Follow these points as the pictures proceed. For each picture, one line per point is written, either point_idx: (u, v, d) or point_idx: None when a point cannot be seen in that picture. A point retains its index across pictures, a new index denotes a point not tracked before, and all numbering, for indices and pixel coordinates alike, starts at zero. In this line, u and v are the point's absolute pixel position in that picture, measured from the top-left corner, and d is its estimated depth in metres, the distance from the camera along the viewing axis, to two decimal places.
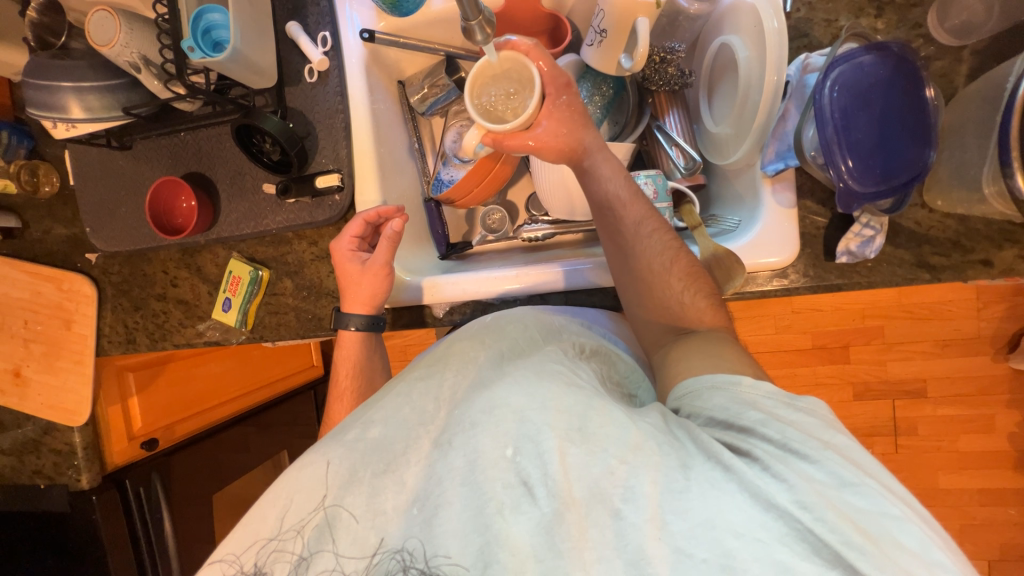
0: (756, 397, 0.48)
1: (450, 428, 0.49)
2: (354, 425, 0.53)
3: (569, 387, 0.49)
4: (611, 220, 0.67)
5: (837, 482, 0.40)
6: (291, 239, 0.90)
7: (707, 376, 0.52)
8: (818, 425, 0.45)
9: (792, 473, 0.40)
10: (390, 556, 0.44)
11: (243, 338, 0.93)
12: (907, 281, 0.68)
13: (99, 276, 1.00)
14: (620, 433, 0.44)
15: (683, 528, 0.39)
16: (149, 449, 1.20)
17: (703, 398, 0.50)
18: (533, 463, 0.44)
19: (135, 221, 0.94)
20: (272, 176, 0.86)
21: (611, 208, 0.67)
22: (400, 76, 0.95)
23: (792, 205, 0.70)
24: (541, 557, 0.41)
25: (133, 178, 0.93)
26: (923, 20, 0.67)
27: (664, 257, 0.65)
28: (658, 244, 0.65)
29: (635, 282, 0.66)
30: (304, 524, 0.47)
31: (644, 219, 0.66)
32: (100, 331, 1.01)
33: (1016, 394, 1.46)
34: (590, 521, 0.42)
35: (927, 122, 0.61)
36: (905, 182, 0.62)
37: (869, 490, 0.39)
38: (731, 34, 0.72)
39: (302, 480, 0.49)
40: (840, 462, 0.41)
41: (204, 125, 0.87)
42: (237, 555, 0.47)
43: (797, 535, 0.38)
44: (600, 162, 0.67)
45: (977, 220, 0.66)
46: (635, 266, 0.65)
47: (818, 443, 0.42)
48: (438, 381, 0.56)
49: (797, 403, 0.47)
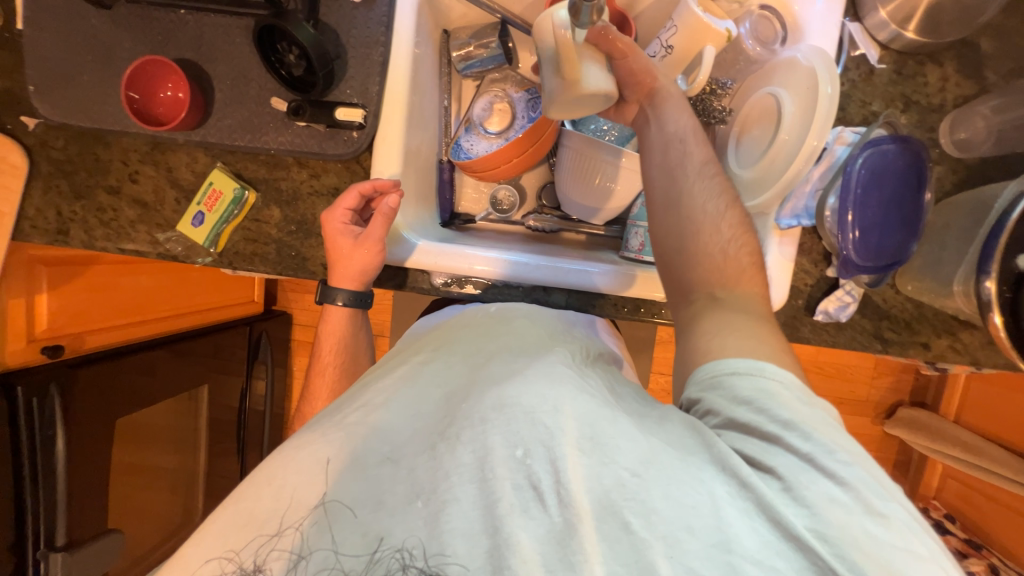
0: (782, 389, 0.47)
1: (457, 422, 0.49)
2: (353, 408, 0.53)
3: (580, 394, 0.49)
4: (671, 158, 0.65)
5: (861, 508, 0.41)
6: (289, 164, 0.81)
7: (731, 361, 0.51)
8: (837, 431, 0.46)
9: (814, 499, 0.41)
10: (390, 554, 0.43)
11: (208, 260, 0.83)
12: (863, 347, 0.78)
13: (34, 147, 0.84)
14: (634, 446, 0.45)
15: (696, 548, 0.41)
16: (52, 357, 1.04)
17: (722, 385, 0.50)
18: (544, 467, 0.44)
19: (97, 94, 0.80)
20: (286, 91, 0.77)
21: (674, 145, 0.65)
22: (445, 25, 0.89)
23: (790, 259, 0.76)
24: (551, 567, 0.42)
25: (105, 45, 0.79)
26: (936, 126, 0.75)
27: (715, 200, 0.62)
28: (712, 187, 0.63)
29: (679, 221, 0.61)
30: (303, 519, 0.46)
31: (702, 163, 0.64)
32: (23, 211, 0.85)
33: (882, 454, 1.72)
34: (602, 533, 0.42)
35: (919, 215, 0.70)
36: (886, 265, 0.70)
37: (890, 516, 0.41)
38: (779, 86, 0.76)
39: (302, 463, 0.48)
40: (861, 482, 0.42)
41: (215, 10, 0.76)
42: (236, 551, 0.46)
43: (814, 569, 0.40)
44: (668, 102, 0.68)
45: (929, 309, 0.76)
46: (681, 204, 0.62)
47: (844, 456, 0.43)
48: (445, 365, 0.59)
49: (813, 400, 0.48)
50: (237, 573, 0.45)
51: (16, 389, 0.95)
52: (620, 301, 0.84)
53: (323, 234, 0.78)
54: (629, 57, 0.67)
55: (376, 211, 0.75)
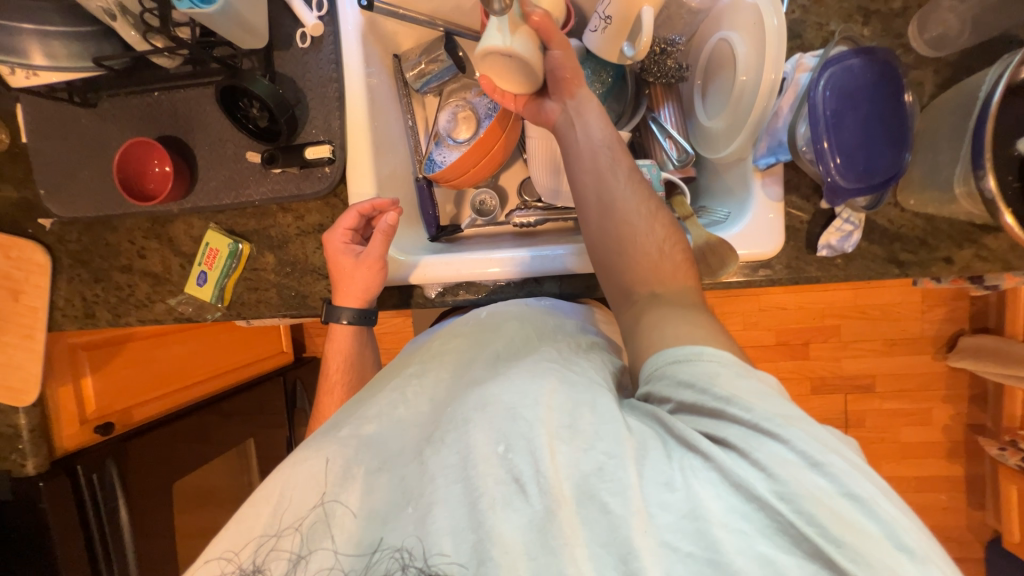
0: (718, 366, 0.48)
1: (444, 426, 0.51)
2: (349, 422, 0.55)
3: (562, 384, 0.51)
4: (596, 164, 0.68)
5: (805, 462, 0.40)
6: (274, 211, 0.86)
7: (670, 350, 0.52)
8: (778, 399, 0.46)
9: (769, 461, 0.41)
10: (390, 554, 0.45)
11: (218, 315, 0.88)
12: (878, 275, 0.73)
13: (54, 244, 0.92)
14: (609, 430, 0.45)
15: (668, 521, 0.41)
16: (104, 434, 1.12)
17: (665, 373, 0.51)
18: (524, 459, 0.45)
19: (99, 185, 0.87)
20: (258, 143, 0.82)
21: (596, 151, 0.69)
22: (395, 50, 0.93)
23: (779, 199, 0.73)
24: (533, 554, 0.42)
25: (97, 139, 0.86)
26: (905, 31, 0.71)
27: (642, 202, 0.65)
28: (640, 190, 0.66)
29: (612, 223, 0.65)
30: (302, 520, 0.48)
31: (628, 168, 0.68)
32: (54, 303, 0.93)
33: (951, 390, 1.59)
34: (582, 517, 0.43)
35: (905, 125, 0.65)
36: (882, 182, 0.66)
37: (834, 469, 0.40)
38: (729, 30, 0.75)
39: (300, 475, 0.50)
40: (807, 440, 0.41)
41: (183, 85, 0.82)
42: (234, 552, 0.48)
43: (779, 527, 0.40)
44: (588, 113, 0.72)
45: (942, 221, 0.71)
46: (612, 208, 0.66)
47: (782, 420, 0.43)
48: (433, 378, 0.60)
49: (751, 372, 0.48)
50: (237, 573, 0.47)
51: (77, 468, 1.02)
52: None
53: (325, 253, 0.81)
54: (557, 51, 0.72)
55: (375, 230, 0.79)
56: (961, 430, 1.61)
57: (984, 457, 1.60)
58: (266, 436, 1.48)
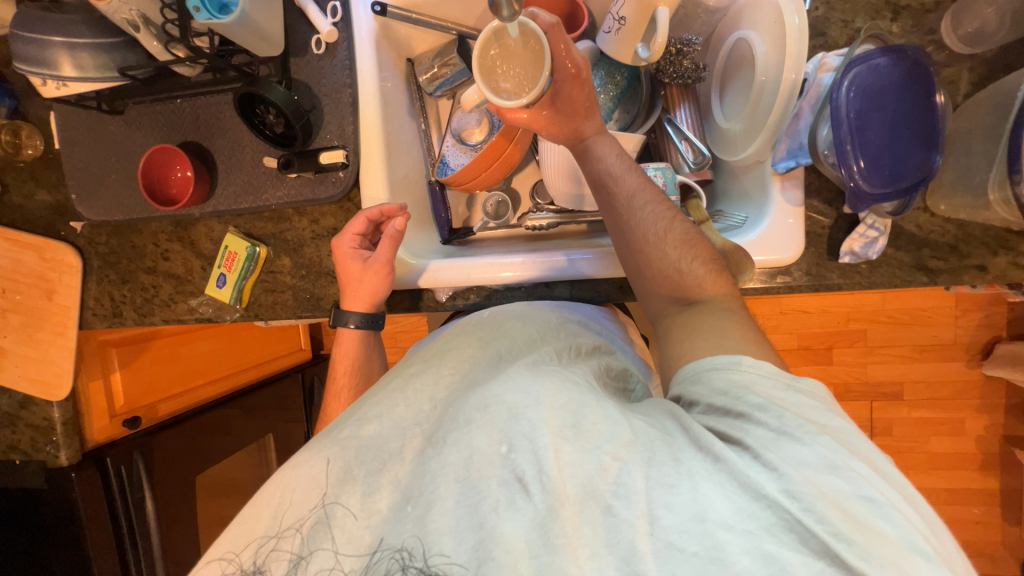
0: (755, 380, 0.49)
1: (445, 426, 0.51)
2: (348, 423, 0.56)
3: (564, 383, 0.50)
4: (606, 195, 0.71)
5: (824, 466, 0.41)
6: (290, 215, 0.87)
7: (708, 359, 0.54)
8: (817, 408, 0.47)
9: (782, 462, 0.41)
10: (390, 555, 0.44)
11: (237, 315, 0.90)
12: (905, 283, 0.70)
13: (85, 246, 0.96)
14: (613, 431, 0.45)
15: (673, 522, 0.40)
16: (131, 428, 1.16)
17: (702, 379, 0.53)
18: (527, 459, 0.44)
19: (125, 189, 0.90)
20: (274, 149, 0.84)
21: (605, 184, 0.71)
22: (409, 54, 0.94)
23: (799, 204, 0.71)
24: (535, 555, 0.41)
25: (124, 145, 0.89)
26: (936, 27, 0.68)
27: (658, 227, 0.67)
28: (659, 211, 0.68)
29: (631, 251, 0.68)
30: (302, 521, 0.49)
31: (641, 194, 0.69)
32: (85, 303, 0.97)
33: (987, 400, 1.51)
34: (586, 518, 0.42)
35: (937, 127, 0.62)
36: (910, 186, 0.62)
37: (852, 473, 0.40)
38: (749, 29, 0.73)
39: (301, 477, 0.51)
40: (831, 446, 0.42)
41: (204, 92, 0.84)
42: (236, 553, 0.50)
43: (785, 525, 0.39)
44: (596, 144, 0.74)
45: (975, 226, 0.67)
46: (627, 238, 0.68)
47: (812, 427, 0.44)
48: (434, 376, 0.60)
49: (795, 385, 0.49)
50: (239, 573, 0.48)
51: (105, 459, 1.06)
52: (620, 283, 0.82)
53: (334, 260, 0.83)
54: (567, 86, 0.72)
55: (382, 235, 0.79)
56: (996, 442, 1.53)
57: (1021, 470, 1.52)
58: (284, 430, 1.51)
